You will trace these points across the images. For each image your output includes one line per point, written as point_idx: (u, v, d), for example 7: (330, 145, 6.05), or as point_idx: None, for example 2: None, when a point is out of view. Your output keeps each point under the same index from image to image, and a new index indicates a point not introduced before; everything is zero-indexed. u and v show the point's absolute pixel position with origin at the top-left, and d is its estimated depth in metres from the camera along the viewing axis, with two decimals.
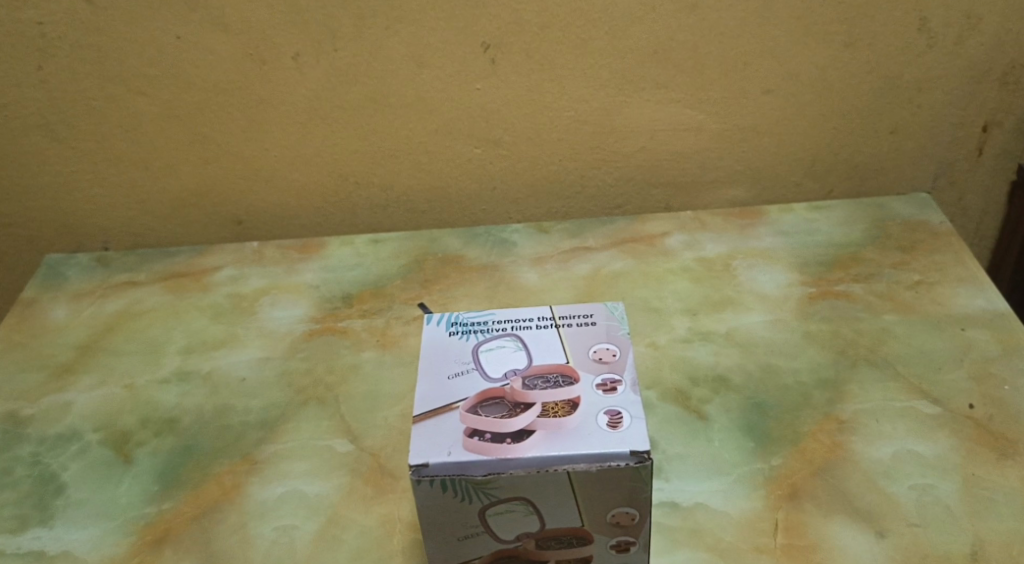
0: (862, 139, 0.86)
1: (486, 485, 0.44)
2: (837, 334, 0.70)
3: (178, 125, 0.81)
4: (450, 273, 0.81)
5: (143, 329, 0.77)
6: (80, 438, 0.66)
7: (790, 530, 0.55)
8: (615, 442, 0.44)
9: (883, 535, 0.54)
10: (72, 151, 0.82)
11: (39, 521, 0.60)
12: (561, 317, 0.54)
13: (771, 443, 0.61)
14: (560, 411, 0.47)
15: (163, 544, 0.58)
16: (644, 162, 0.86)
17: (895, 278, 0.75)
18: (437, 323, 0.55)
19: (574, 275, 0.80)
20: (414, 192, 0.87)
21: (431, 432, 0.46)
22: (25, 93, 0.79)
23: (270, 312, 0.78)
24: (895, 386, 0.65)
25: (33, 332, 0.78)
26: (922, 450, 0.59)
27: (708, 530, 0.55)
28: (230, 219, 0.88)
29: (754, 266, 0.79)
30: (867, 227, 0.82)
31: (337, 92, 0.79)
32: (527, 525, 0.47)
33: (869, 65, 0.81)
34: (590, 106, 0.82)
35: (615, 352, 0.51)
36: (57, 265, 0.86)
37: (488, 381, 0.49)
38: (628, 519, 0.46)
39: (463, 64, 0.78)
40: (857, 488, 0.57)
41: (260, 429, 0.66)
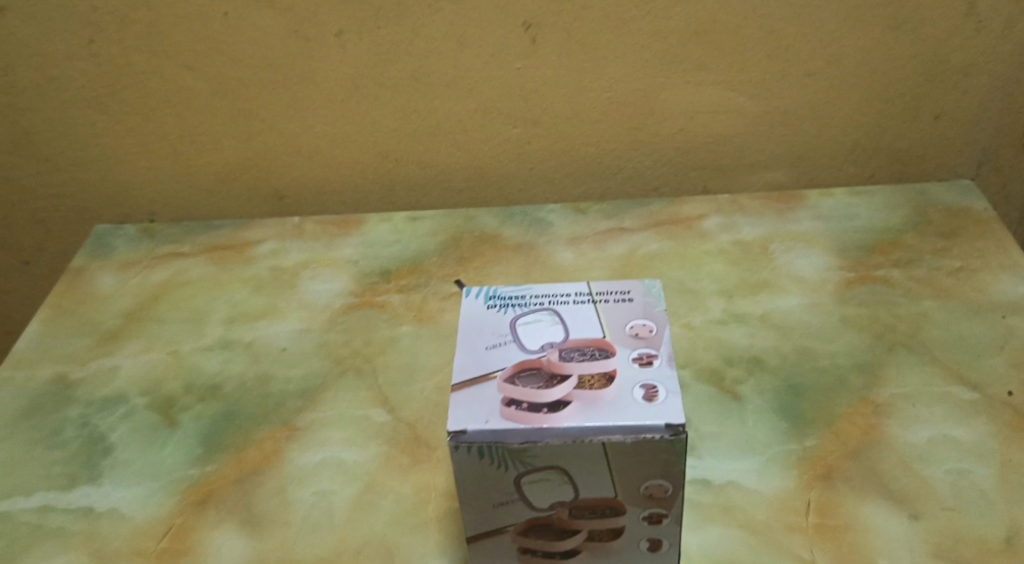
0: (906, 123, 0.84)
1: (522, 453, 0.45)
2: (874, 319, 0.69)
3: (223, 100, 0.83)
4: (486, 251, 0.82)
5: (187, 299, 0.80)
6: (126, 402, 0.69)
7: (823, 510, 0.55)
8: (650, 415, 0.45)
9: (916, 518, 0.54)
10: (121, 124, 0.85)
11: (87, 479, 0.62)
12: (598, 293, 0.55)
13: (805, 424, 0.61)
14: (596, 384, 0.47)
15: (206, 504, 0.60)
16: (683, 144, 0.86)
17: (935, 264, 0.75)
18: (476, 296, 0.56)
19: (610, 255, 0.80)
20: (452, 170, 0.88)
21: (468, 400, 0.47)
22: (76, 67, 0.81)
23: (310, 286, 0.80)
24: (933, 371, 0.64)
25: (82, 300, 0.80)
26: (958, 435, 0.59)
27: (740, 507, 0.56)
28: (271, 194, 0.90)
29: (792, 250, 0.78)
30: (908, 212, 0.81)
31: (378, 70, 0.80)
32: (561, 494, 0.47)
33: (916, 49, 0.79)
34: (629, 87, 0.82)
35: (652, 328, 0.51)
36: (105, 235, 0.89)
37: (525, 353, 0.50)
38: (661, 491, 0.47)
39: (504, 43, 0.78)
40: (891, 471, 0.57)
41: (299, 398, 0.68)
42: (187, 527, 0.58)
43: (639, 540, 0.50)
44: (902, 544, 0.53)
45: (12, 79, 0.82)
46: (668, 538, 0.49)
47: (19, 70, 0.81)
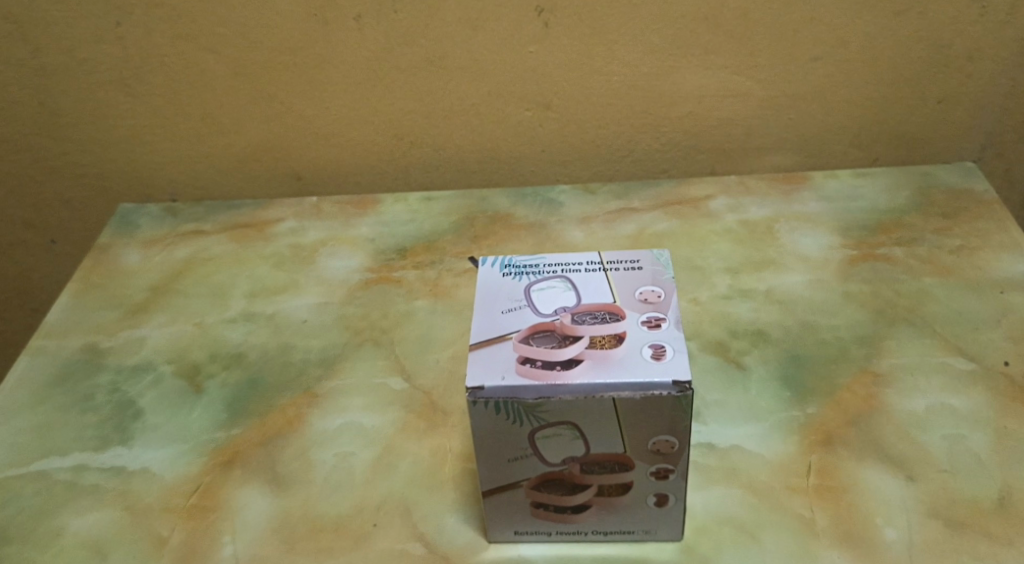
0: (909, 107, 0.86)
1: (537, 409, 0.48)
2: (876, 295, 0.72)
3: (245, 82, 0.85)
4: (499, 230, 0.85)
5: (210, 274, 0.82)
6: (154, 370, 0.72)
7: (823, 472, 0.58)
8: (658, 372, 0.47)
9: (912, 480, 0.57)
10: (145, 106, 0.87)
11: (118, 441, 0.65)
12: (608, 262, 0.57)
13: (807, 393, 0.63)
14: (607, 344, 0.50)
15: (232, 465, 0.62)
16: (691, 127, 0.88)
17: (936, 243, 0.77)
18: (491, 265, 0.58)
19: (619, 234, 0.82)
20: (466, 152, 0.90)
21: (485, 359, 0.49)
22: (104, 49, 0.83)
23: (328, 262, 0.83)
24: (932, 343, 0.66)
25: (109, 275, 0.84)
26: (955, 403, 0.61)
27: (743, 470, 0.58)
28: (290, 175, 0.92)
29: (796, 229, 0.80)
30: (910, 194, 0.84)
31: (395, 53, 0.83)
32: (573, 450, 0.50)
33: (919, 34, 0.81)
34: (639, 71, 0.84)
35: (660, 294, 0.53)
36: (130, 214, 0.92)
37: (539, 316, 0.52)
38: (668, 446, 0.50)
39: (517, 27, 0.81)
40: (890, 437, 0.59)
41: (320, 366, 0.70)
42: (214, 486, 0.61)
43: (646, 495, 0.52)
44: (899, 505, 0.55)
45: (41, 61, 0.85)
46: (674, 493, 0.52)
47: (48, 52, 0.84)
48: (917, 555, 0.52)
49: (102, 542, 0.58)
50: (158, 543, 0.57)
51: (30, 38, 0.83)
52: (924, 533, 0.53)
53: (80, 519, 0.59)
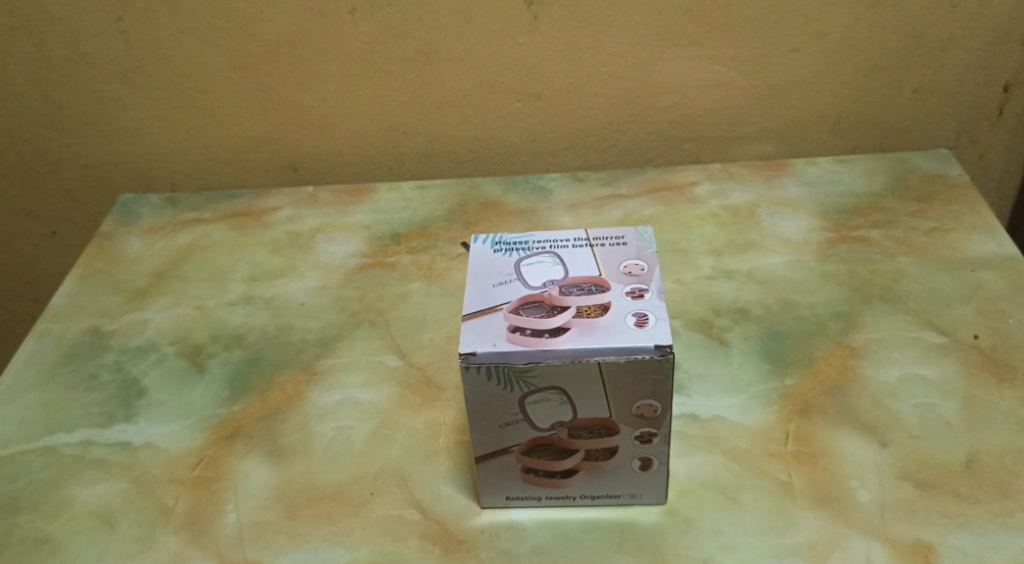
0: (886, 96, 0.89)
1: (526, 373, 0.50)
2: (853, 274, 0.75)
3: (243, 74, 0.88)
4: (490, 216, 0.87)
5: (210, 260, 0.85)
6: (157, 350, 0.74)
7: (801, 439, 0.60)
8: (641, 338, 0.50)
9: (885, 445, 0.59)
10: (146, 97, 0.90)
11: (124, 417, 0.68)
12: (595, 239, 0.60)
13: (786, 365, 0.66)
14: (593, 313, 0.52)
15: (235, 438, 0.65)
16: (676, 117, 0.91)
17: (911, 225, 0.80)
18: (483, 242, 0.61)
19: (607, 219, 0.85)
20: (458, 142, 0.93)
21: (478, 327, 0.52)
22: (105, 42, 0.86)
23: (325, 248, 0.85)
24: (905, 319, 0.69)
25: (112, 262, 0.86)
26: (927, 374, 0.64)
27: (724, 437, 0.61)
28: (287, 166, 0.95)
29: (778, 214, 0.83)
30: (887, 179, 0.87)
31: (389, 45, 0.85)
32: (560, 414, 0.53)
33: (895, 25, 0.84)
34: (625, 62, 0.86)
35: (644, 267, 0.56)
36: (131, 204, 0.94)
37: (529, 289, 0.55)
38: (651, 410, 0.52)
39: (507, 20, 0.83)
40: (865, 406, 0.62)
41: (318, 346, 0.73)
42: (217, 458, 0.63)
43: (631, 459, 0.55)
44: (872, 468, 0.58)
45: (44, 54, 0.87)
46: (658, 457, 0.55)
47: (51, 45, 0.86)
48: (889, 514, 0.55)
49: (110, 511, 0.60)
50: (163, 511, 0.60)
51: (34, 32, 0.85)
52: (896, 494, 0.56)
53: (88, 490, 0.62)
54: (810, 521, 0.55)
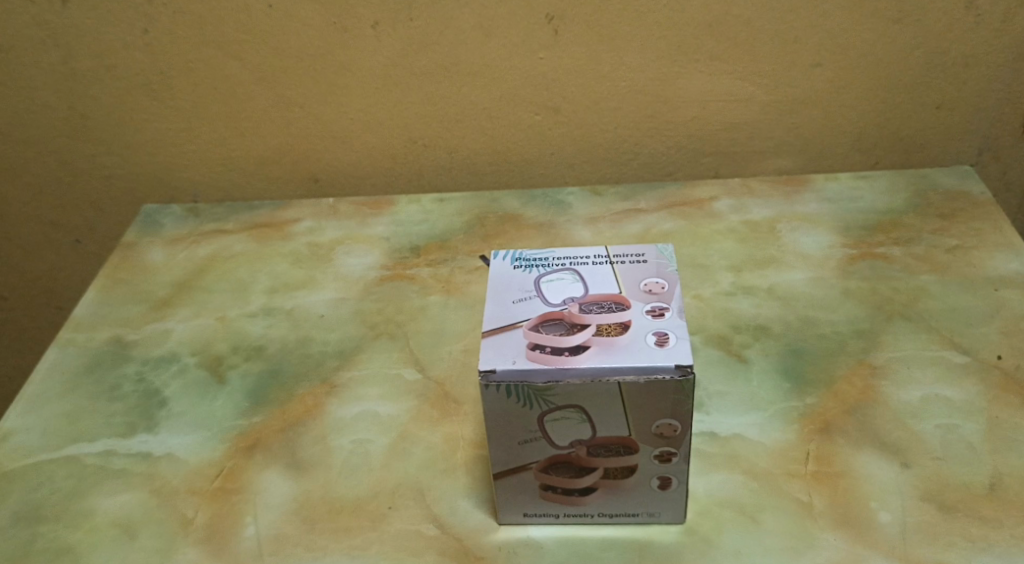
0: (908, 112, 0.89)
1: (546, 392, 0.50)
2: (874, 291, 0.74)
3: (266, 87, 0.89)
4: (509, 229, 0.88)
5: (231, 271, 0.86)
6: (178, 361, 0.75)
7: (821, 458, 0.60)
8: (661, 357, 0.50)
9: (907, 466, 0.59)
10: (170, 109, 0.91)
11: (145, 427, 0.68)
12: (614, 256, 0.60)
13: (806, 384, 0.66)
14: (613, 331, 0.52)
15: (254, 450, 0.65)
16: (696, 131, 0.91)
17: (933, 242, 0.79)
18: (503, 258, 0.61)
19: (625, 233, 0.85)
20: (477, 155, 0.93)
21: (498, 344, 0.52)
22: (131, 55, 0.87)
23: (345, 260, 0.86)
24: (927, 338, 0.69)
25: (135, 272, 0.87)
26: (949, 394, 0.64)
27: (744, 456, 0.61)
28: (308, 177, 0.96)
29: (798, 230, 0.83)
30: (908, 196, 0.86)
31: (411, 59, 0.86)
32: (580, 432, 0.53)
33: (917, 41, 0.84)
34: (645, 76, 0.87)
35: (664, 285, 0.56)
36: (154, 214, 0.96)
37: (549, 306, 0.55)
38: (671, 429, 0.52)
39: (528, 34, 0.84)
40: (885, 426, 0.62)
41: (337, 358, 0.73)
42: (237, 469, 0.64)
43: (650, 478, 0.55)
44: (893, 489, 0.57)
45: (71, 66, 0.88)
46: (677, 476, 0.55)
47: (78, 58, 0.88)
48: (910, 536, 0.54)
49: (131, 521, 0.61)
50: (183, 523, 0.60)
51: (61, 44, 0.87)
52: (918, 516, 0.55)
53: (109, 500, 0.62)
54: (830, 542, 0.54)
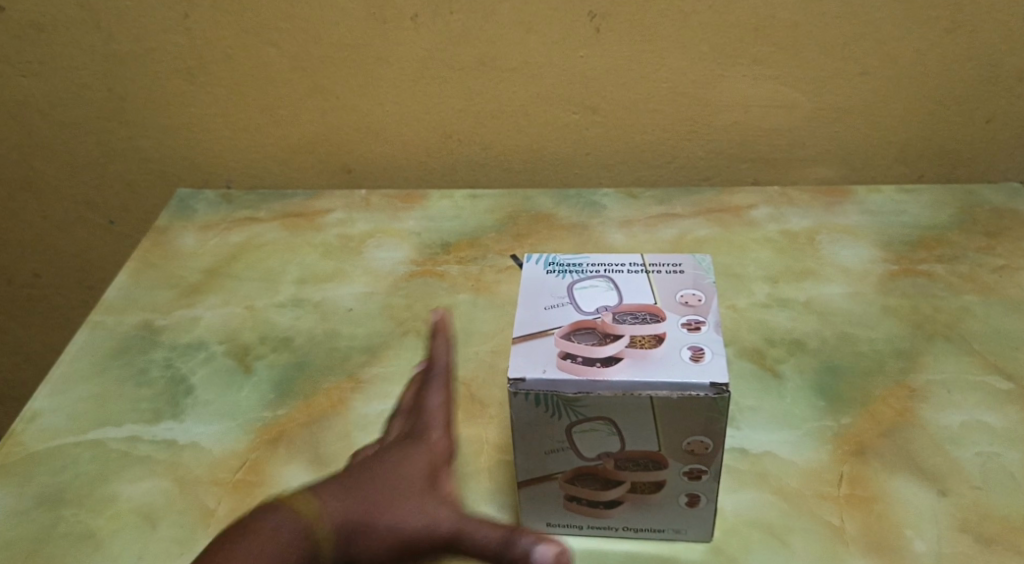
0: (956, 125, 0.86)
1: (575, 403, 0.50)
2: (915, 310, 0.72)
3: (303, 77, 0.88)
4: (541, 229, 0.87)
5: (261, 260, 0.86)
6: (206, 348, 0.75)
7: (854, 481, 0.58)
8: (696, 373, 0.49)
9: (944, 494, 0.57)
10: (207, 95, 0.91)
11: (171, 414, 0.68)
12: (651, 264, 0.59)
13: (841, 403, 0.64)
14: (647, 344, 0.51)
15: (278, 443, 0.65)
16: (735, 136, 0.89)
17: (978, 262, 0.77)
18: (536, 262, 0.60)
19: (660, 238, 0.84)
20: (511, 152, 0.92)
21: (528, 351, 0.52)
22: (171, 39, 0.87)
23: (375, 254, 0.85)
24: (969, 360, 0.67)
25: (167, 257, 0.87)
26: (991, 421, 0.61)
27: (774, 474, 0.59)
28: (340, 168, 0.95)
29: (838, 242, 0.81)
30: (954, 211, 0.84)
31: (448, 53, 0.85)
32: (608, 445, 0.52)
33: (970, 52, 0.81)
34: (686, 79, 0.85)
35: (701, 298, 0.55)
36: (187, 199, 0.96)
37: (581, 314, 0.54)
38: (702, 447, 0.51)
39: (569, 32, 0.83)
40: (922, 450, 0.60)
41: (364, 353, 0.73)
42: (260, 462, 0.63)
43: (678, 495, 0.54)
44: (929, 517, 0.56)
45: (111, 48, 0.88)
46: (706, 494, 0.53)
47: (118, 40, 0.88)
48: None
49: (153, 509, 0.61)
50: (205, 514, 0.60)
51: (102, 27, 0.87)
52: (953, 546, 0.54)
53: (133, 487, 0.62)
54: None
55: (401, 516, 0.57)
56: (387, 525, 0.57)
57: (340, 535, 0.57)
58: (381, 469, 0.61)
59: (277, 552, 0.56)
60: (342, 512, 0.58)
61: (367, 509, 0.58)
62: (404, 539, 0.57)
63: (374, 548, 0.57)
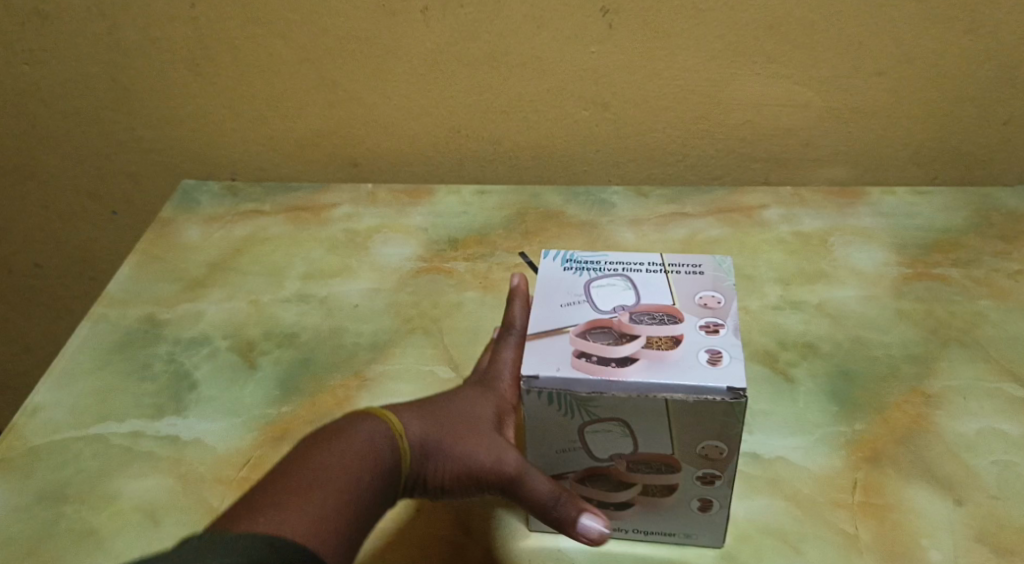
0: (971, 127, 0.85)
1: (589, 402, 0.49)
2: (930, 314, 0.71)
3: (311, 69, 0.87)
4: (550, 227, 0.86)
5: (267, 254, 0.85)
6: (210, 343, 0.74)
7: (869, 489, 0.57)
8: (713, 377, 0.48)
9: (960, 503, 0.56)
10: (213, 86, 0.89)
11: (174, 410, 0.67)
12: (670, 264, 0.58)
13: (855, 409, 0.63)
14: (664, 345, 0.50)
15: (283, 441, 0.64)
16: (747, 135, 0.87)
17: (994, 266, 0.76)
18: (553, 258, 0.59)
19: (670, 238, 0.83)
20: (520, 148, 0.91)
21: (542, 349, 0.51)
22: (177, 29, 0.86)
23: (382, 249, 0.84)
24: (985, 367, 0.66)
25: (171, 249, 0.86)
26: (1007, 429, 0.61)
27: (788, 481, 0.58)
28: (347, 161, 0.94)
29: (851, 244, 0.80)
30: (969, 214, 0.83)
31: (458, 46, 0.84)
32: (621, 446, 0.51)
33: (988, 53, 0.80)
34: (699, 76, 0.84)
35: (721, 300, 0.54)
36: (191, 190, 0.95)
37: (597, 313, 0.53)
38: (717, 452, 0.50)
39: (581, 27, 0.81)
40: (938, 458, 0.59)
41: (370, 350, 0.72)
42: (264, 460, 0.62)
43: (690, 499, 0.53)
44: (945, 527, 0.55)
45: (116, 37, 0.87)
46: (719, 499, 0.53)
47: (123, 29, 0.86)
48: None
49: (156, 507, 0.60)
50: (208, 512, 0.59)
51: (108, 15, 0.86)
52: (969, 557, 0.53)
53: (135, 483, 0.61)
54: None
55: (472, 453, 0.51)
56: (459, 458, 0.50)
57: (416, 455, 0.50)
58: (450, 403, 0.54)
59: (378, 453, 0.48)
60: (421, 432, 0.51)
61: (443, 435, 0.51)
62: (472, 475, 0.51)
63: (439, 477, 0.51)
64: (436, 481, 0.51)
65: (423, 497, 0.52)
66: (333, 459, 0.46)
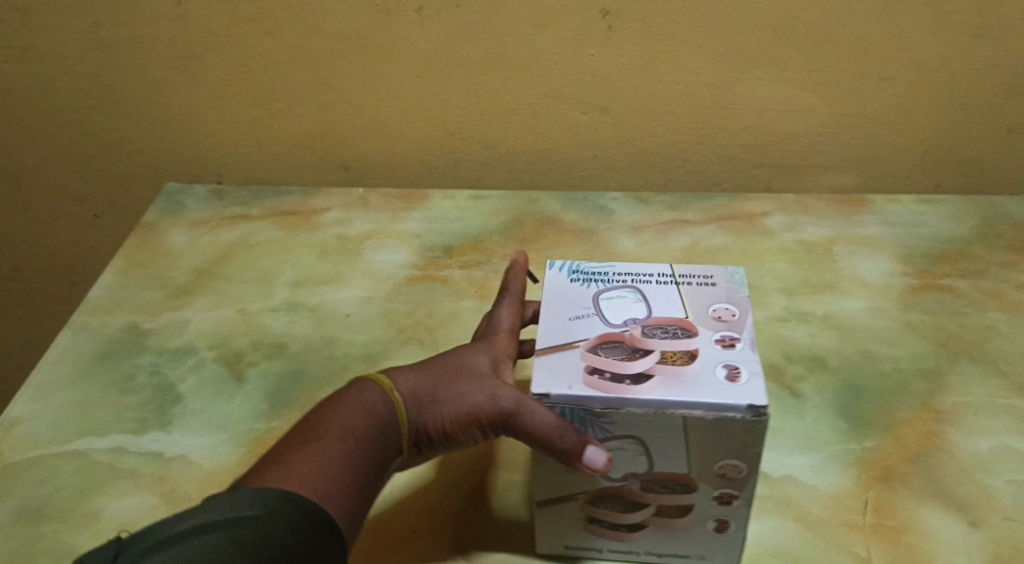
0: (977, 134, 0.83)
1: (603, 419, 0.47)
2: (939, 327, 0.69)
3: (302, 69, 0.84)
4: (548, 234, 0.83)
5: (255, 261, 0.82)
6: (196, 354, 0.71)
7: (882, 510, 0.55)
8: (733, 394, 0.45)
9: (976, 526, 0.54)
10: (199, 86, 0.87)
11: (158, 425, 0.64)
12: (681, 276, 0.55)
13: (866, 425, 0.61)
14: (679, 360, 0.48)
15: None
16: (749, 141, 0.86)
17: (1002, 278, 0.74)
18: (559, 269, 0.57)
19: (671, 246, 0.81)
20: (517, 152, 0.88)
21: (552, 365, 0.49)
22: (163, 27, 0.83)
23: (376, 256, 0.82)
24: (997, 383, 0.64)
25: (155, 255, 0.83)
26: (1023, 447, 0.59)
27: (799, 502, 0.56)
28: (338, 165, 0.91)
29: (856, 253, 0.78)
30: (975, 224, 0.81)
31: (454, 48, 0.81)
32: (635, 466, 0.49)
33: (995, 59, 0.79)
34: (701, 80, 0.81)
35: (735, 313, 0.52)
36: (177, 194, 0.93)
37: (609, 326, 0.51)
38: (736, 471, 0.48)
39: (582, 28, 0.79)
40: (952, 478, 0.57)
41: (363, 362, 0.69)
42: None
43: (706, 520, 0.51)
44: (961, 550, 0.53)
45: (100, 35, 0.84)
46: (735, 520, 0.50)
47: (107, 26, 0.83)
48: None
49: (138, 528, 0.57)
50: None
51: (90, 12, 0.83)
52: None
53: (116, 503, 0.58)
54: None
55: (467, 395, 0.51)
56: (452, 399, 0.51)
57: (410, 404, 0.51)
58: (444, 356, 0.54)
59: (367, 409, 0.50)
60: (411, 384, 0.52)
61: (435, 383, 0.52)
62: (470, 414, 0.51)
63: (438, 423, 0.51)
64: (437, 427, 0.51)
65: (436, 449, 0.53)
66: (328, 416, 0.49)
